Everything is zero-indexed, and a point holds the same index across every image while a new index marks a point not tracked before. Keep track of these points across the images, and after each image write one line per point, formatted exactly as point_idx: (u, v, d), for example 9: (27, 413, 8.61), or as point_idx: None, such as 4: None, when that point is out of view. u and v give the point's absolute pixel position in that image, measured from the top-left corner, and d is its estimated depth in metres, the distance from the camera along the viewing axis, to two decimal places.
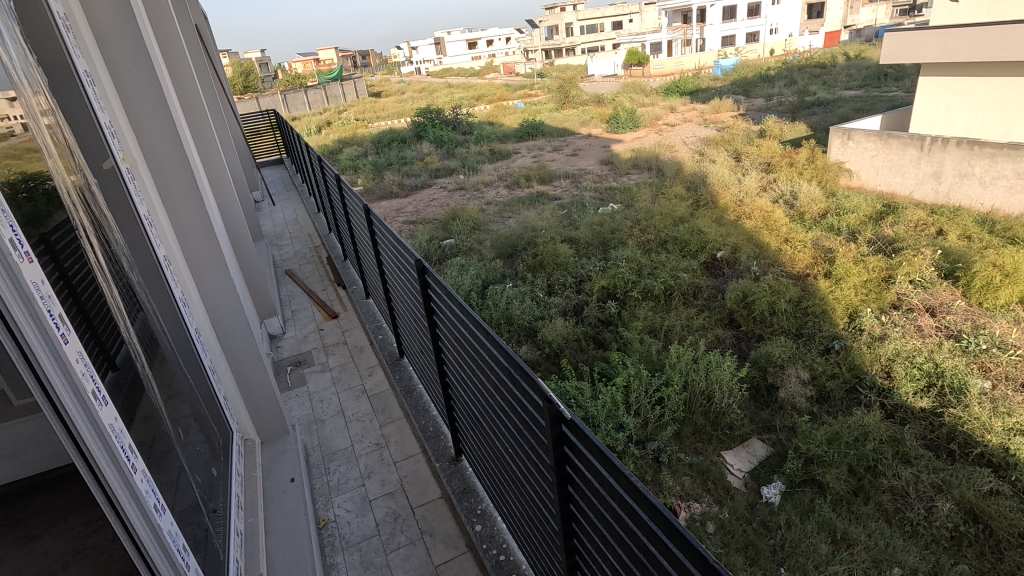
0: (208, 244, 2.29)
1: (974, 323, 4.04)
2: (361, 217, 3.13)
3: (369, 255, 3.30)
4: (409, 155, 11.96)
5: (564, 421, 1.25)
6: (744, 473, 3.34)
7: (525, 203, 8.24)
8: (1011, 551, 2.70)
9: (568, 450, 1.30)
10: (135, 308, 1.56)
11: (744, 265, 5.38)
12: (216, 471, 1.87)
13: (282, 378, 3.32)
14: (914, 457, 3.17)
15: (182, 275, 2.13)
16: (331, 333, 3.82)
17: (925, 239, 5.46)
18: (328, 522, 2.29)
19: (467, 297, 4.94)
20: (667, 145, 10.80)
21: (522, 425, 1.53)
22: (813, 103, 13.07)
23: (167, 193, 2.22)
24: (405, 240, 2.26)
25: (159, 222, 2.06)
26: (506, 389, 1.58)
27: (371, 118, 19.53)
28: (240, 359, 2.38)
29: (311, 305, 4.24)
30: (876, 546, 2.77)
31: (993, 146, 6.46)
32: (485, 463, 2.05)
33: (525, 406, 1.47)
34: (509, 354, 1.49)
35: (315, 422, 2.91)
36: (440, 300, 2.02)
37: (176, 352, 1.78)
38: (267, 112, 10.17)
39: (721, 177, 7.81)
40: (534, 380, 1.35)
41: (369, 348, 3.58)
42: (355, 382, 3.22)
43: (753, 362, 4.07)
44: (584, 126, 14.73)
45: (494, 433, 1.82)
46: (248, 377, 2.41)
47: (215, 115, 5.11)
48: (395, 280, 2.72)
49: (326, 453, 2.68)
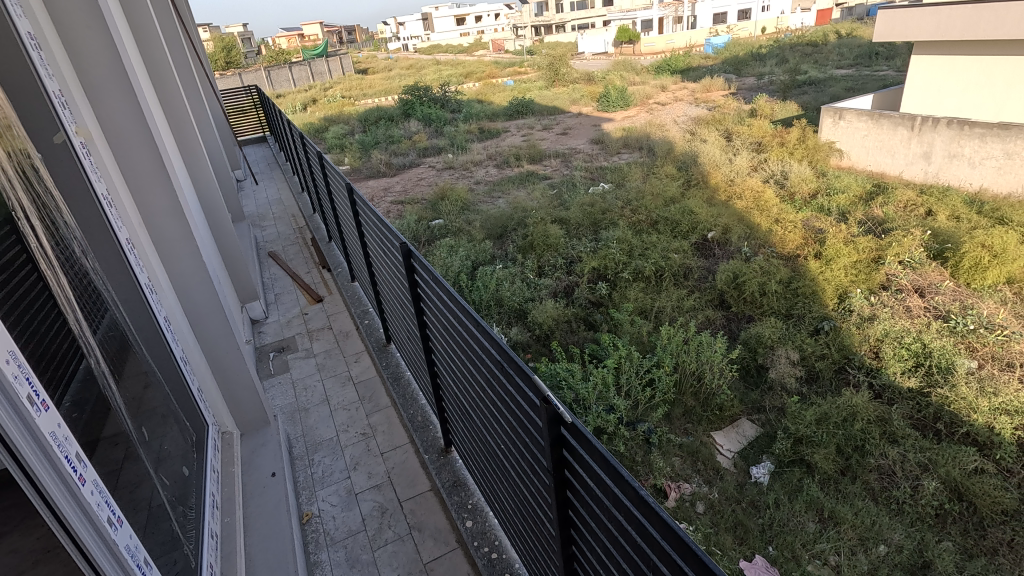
0: (180, 227, 2.20)
1: (963, 303, 4.05)
2: (344, 196, 3.04)
3: (353, 235, 3.23)
4: (397, 134, 11.76)
5: (563, 421, 1.21)
6: (734, 454, 3.36)
7: (515, 183, 8.15)
8: (993, 528, 2.76)
9: (566, 453, 1.26)
10: (99, 313, 1.49)
11: (735, 246, 5.36)
12: (189, 472, 1.80)
13: (265, 366, 3.25)
14: (901, 436, 3.20)
15: (149, 259, 2.04)
16: (316, 318, 3.75)
17: (915, 219, 5.47)
18: (313, 517, 2.26)
19: (457, 279, 4.90)
20: (658, 125, 10.70)
21: (517, 424, 1.49)
22: (805, 82, 13.01)
23: (130, 170, 2.11)
24: (390, 222, 2.18)
25: (122, 203, 1.96)
26: (500, 385, 1.53)
27: (358, 96, 19.14)
28: (214, 345, 2.33)
29: (294, 289, 4.17)
30: (863, 524, 2.82)
31: (983, 126, 6.46)
32: (476, 458, 2.03)
33: (519, 403, 1.43)
34: (502, 347, 1.45)
35: (299, 411, 2.86)
36: (426, 284, 1.97)
37: (142, 345, 1.71)
38: (250, 89, 9.92)
39: (712, 157, 7.76)
40: (530, 378, 1.30)
41: (355, 333, 3.53)
42: (341, 369, 3.18)
43: (744, 343, 4.06)
44: (575, 104, 14.55)
45: (485, 430, 1.79)
46: (223, 363, 2.36)
47: (189, 89, 4.95)
48: (380, 263, 2.66)
49: (310, 444, 2.64)
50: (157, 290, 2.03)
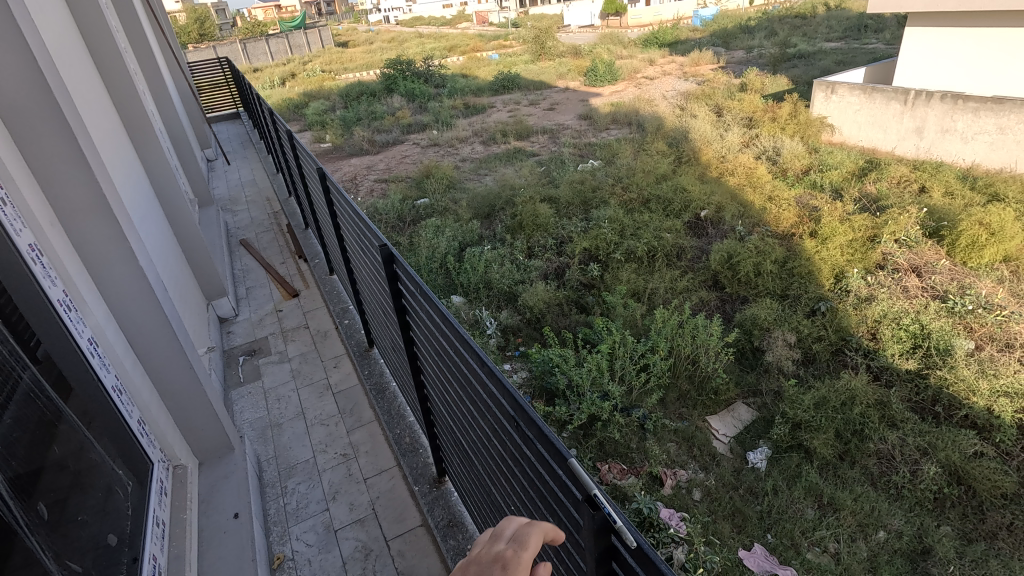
0: (106, 223, 1.67)
1: (960, 283, 3.99)
2: (317, 182, 2.85)
3: (328, 224, 3.06)
4: (380, 109, 11.41)
5: (616, 529, 0.89)
6: (730, 438, 3.29)
7: (502, 159, 7.94)
8: (993, 512, 2.72)
9: (616, 567, 0.94)
10: (9, 372, 1.21)
11: (728, 225, 5.25)
12: (118, 539, 1.43)
13: (235, 372, 3.08)
14: (900, 420, 3.14)
15: (66, 273, 1.54)
16: (291, 316, 3.57)
17: (909, 197, 5.40)
18: (284, 560, 2.06)
19: (444, 263, 4.72)
20: (647, 100, 10.50)
21: (544, 503, 1.21)
22: (794, 55, 12.84)
23: (35, 155, 1.52)
24: (370, 219, 2.01)
25: (20, 191, 1.43)
26: (517, 448, 1.28)
27: (338, 69, 18.55)
28: (160, 364, 1.91)
29: (268, 282, 3.97)
30: (862, 510, 2.76)
31: (977, 100, 6.37)
32: (483, 510, 1.82)
33: (545, 478, 1.15)
34: (521, 406, 1.16)
35: (272, 427, 2.69)
36: (411, 296, 1.80)
37: (48, 384, 1.35)
38: (223, 62, 9.49)
39: (703, 133, 7.60)
40: (565, 461, 1.00)
41: (334, 333, 3.37)
42: (318, 376, 3.02)
43: (739, 325, 3.97)
44: (562, 79, 14.24)
45: (495, 487, 1.57)
46: (170, 384, 1.97)
47: (145, 62, 4.59)
48: (359, 262, 2.49)
49: (283, 468, 2.46)
50: (79, 308, 1.56)
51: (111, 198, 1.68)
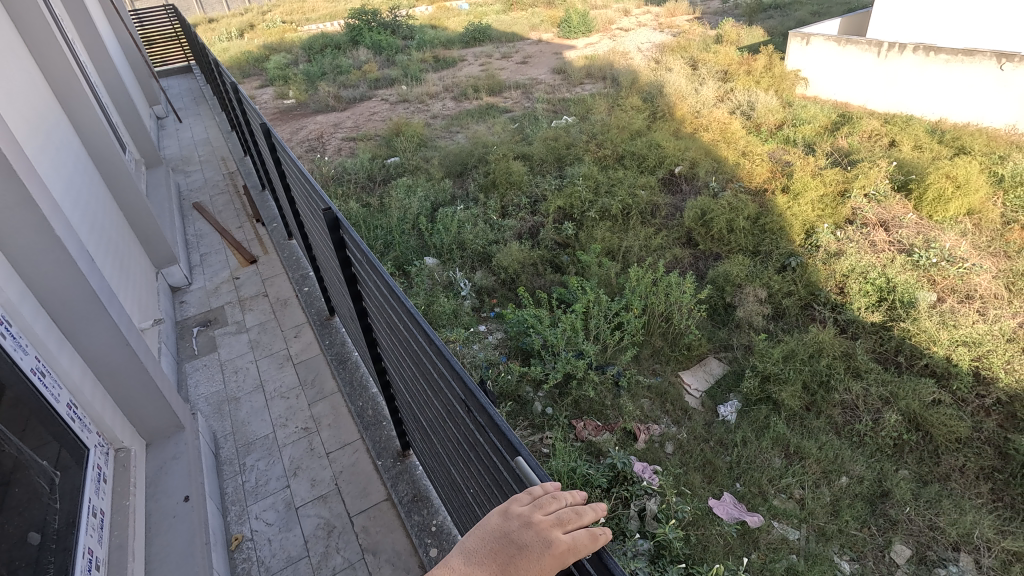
0: (13, 187, 1.51)
1: (926, 236, 4.07)
2: (264, 140, 2.69)
3: (279, 185, 2.92)
4: (346, 62, 10.91)
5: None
6: (701, 393, 3.35)
7: (474, 115, 7.71)
8: (947, 455, 2.85)
9: None
10: None
11: (702, 181, 5.23)
12: (40, 535, 1.36)
13: (189, 344, 2.99)
14: (865, 371, 3.24)
15: None
16: (247, 283, 3.45)
17: (879, 151, 5.44)
18: (243, 541, 2.05)
19: (415, 224, 4.60)
20: (622, 52, 10.24)
21: (500, 490, 1.20)
22: (770, 6, 12.63)
23: None
24: (316, 183, 1.91)
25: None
26: (471, 433, 1.26)
27: (301, 20, 17.53)
28: (91, 342, 1.79)
29: (224, 248, 3.82)
30: (827, 458, 2.86)
31: (948, 52, 6.37)
32: (444, 486, 1.83)
33: (499, 466, 1.13)
34: (474, 394, 1.14)
35: (229, 402, 2.63)
36: (363, 267, 1.73)
37: None
38: (172, 11, 8.89)
39: (679, 86, 7.47)
40: (520, 461, 0.98)
41: (295, 301, 3.27)
42: (278, 347, 2.94)
43: (712, 282, 3.99)
44: (535, 30, 13.78)
45: (454, 466, 1.57)
46: (105, 362, 1.85)
47: (74, 10, 4.24)
48: (312, 227, 2.38)
49: (242, 444, 2.42)
50: None
51: (15, 158, 1.52)
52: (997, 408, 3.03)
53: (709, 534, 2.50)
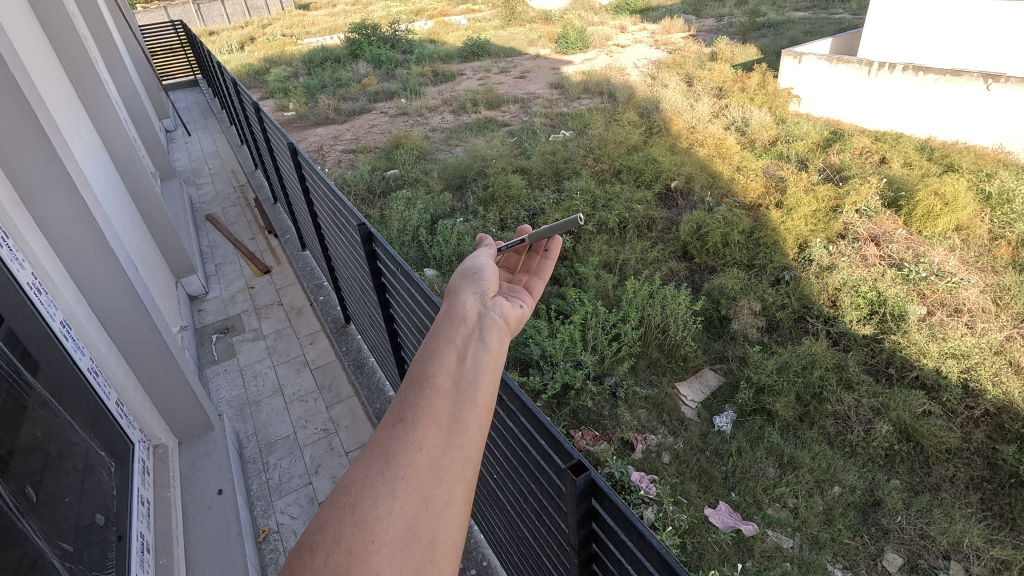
0: (73, 201, 1.62)
1: (916, 251, 4.17)
2: (287, 154, 2.77)
3: (299, 196, 2.99)
4: (345, 76, 11.03)
5: (597, 494, 0.94)
6: (697, 404, 3.40)
7: (473, 129, 7.82)
8: (938, 465, 2.91)
9: (597, 527, 1.00)
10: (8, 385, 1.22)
11: (698, 196, 5.32)
12: (104, 518, 1.40)
13: (208, 350, 3.04)
14: (856, 383, 3.31)
15: (34, 249, 1.49)
16: (263, 292, 3.51)
17: (870, 167, 5.56)
18: (270, 533, 2.10)
19: (416, 235, 4.66)
20: (618, 68, 10.40)
21: (527, 473, 1.26)
22: (763, 25, 12.87)
23: None
24: (345, 196, 1.99)
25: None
26: (500, 421, 1.32)
27: (301, 34, 17.70)
28: (134, 344, 1.88)
29: (237, 258, 3.88)
30: (819, 468, 2.92)
31: (936, 72, 6.53)
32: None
33: (528, 448, 1.19)
34: (506, 381, 1.20)
35: (250, 404, 2.68)
36: (390, 273, 1.80)
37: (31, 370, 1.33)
38: (177, 25, 9.00)
39: (674, 102, 7.60)
40: (550, 436, 1.04)
41: (309, 309, 3.33)
42: (295, 352, 2.99)
43: (707, 295, 4.07)
44: (532, 45, 13.98)
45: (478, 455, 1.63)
46: (145, 362, 1.93)
47: (93, 27, 4.35)
48: (334, 237, 2.46)
49: (263, 444, 2.47)
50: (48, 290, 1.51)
51: (75, 174, 1.62)
52: (986, 418, 3.11)
53: (706, 542, 2.55)
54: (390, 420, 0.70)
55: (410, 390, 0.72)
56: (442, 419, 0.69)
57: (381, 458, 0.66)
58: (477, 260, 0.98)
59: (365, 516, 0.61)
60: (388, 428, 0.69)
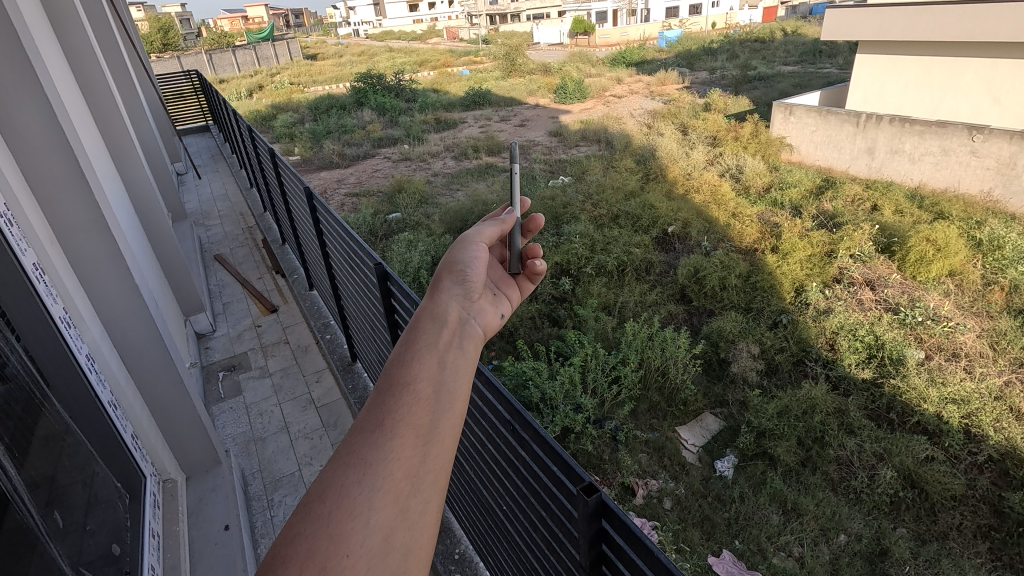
0: (105, 240, 1.72)
1: (911, 296, 4.23)
2: (302, 198, 2.84)
3: (311, 239, 3.04)
4: (350, 123, 11.37)
5: (608, 513, 0.95)
6: (699, 448, 3.37)
7: (474, 174, 8.01)
8: (944, 513, 2.87)
9: (607, 548, 0.99)
10: (30, 412, 1.23)
11: (694, 240, 5.42)
12: (120, 548, 1.37)
13: (214, 388, 3.02)
14: (858, 428, 3.28)
15: (70, 283, 1.57)
16: (270, 331, 3.53)
17: (863, 214, 5.69)
18: None
19: (417, 276, 4.72)
20: (615, 118, 10.74)
21: (538, 501, 1.26)
22: (754, 78, 13.41)
23: (37, 177, 1.58)
24: (359, 236, 2.03)
25: (24, 211, 1.43)
26: (511, 449, 1.32)
27: (308, 83, 18.30)
28: (150, 379, 1.89)
29: (245, 297, 3.92)
30: (824, 515, 2.86)
31: (922, 124, 6.76)
32: (470, 513, 1.87)
33: (539, 476, 1.19)
34: (516, 409, 1.21)
35: (255, 441, 2.66)
36: (402, 309, 1.82)
37: (56, 398, 1.36)
38: (191, 74, 9.32)
39: (670, 151, 7.82)
40: (561, 459, 1.05)
41: (315, 347, 3.34)
42: (299, 390, 2.98)
43: (706, 337, 4.09)
44: (532, 95, 14.49)
45: (485, 487, 1.62)
46: (159, 397, 1.93)
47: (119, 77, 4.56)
48: (345, 276, 2.51)
49: (267, 481, 2.44)
50: (79, 325, 1.54)
51: (108, 217, 1.73)
52: (990, 465, 3.07)
53: None
54: (367, 425, 0.66)
55: (387, 396, 0.68)
56: (421, 428, 0.66)
57: (357, 465, 0.62)
58: (465, 252, 0.89)
59: (341, 528, 0.58)
60: (365, 434, 0.65)
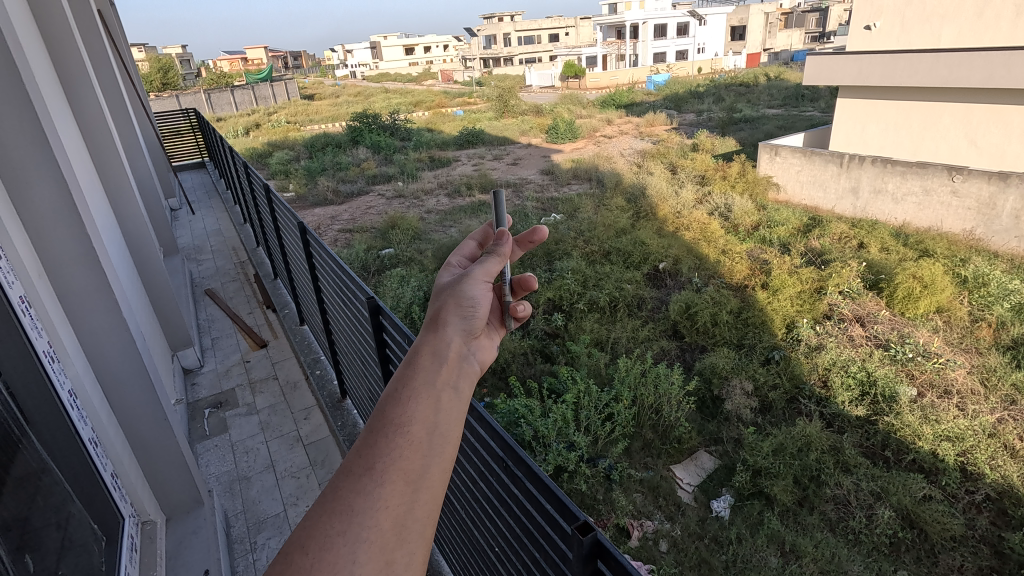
0: (93, 272, 1.70)
1: (901, 332, 4.25)
2: (296, 235, 2.84)
3: (303, 274, 3.04)
4: (345, 160, 11.52)
5: (602, 553, 0.92)
6: (694, 487, 3.30)
7: (467, 212, 8.08)
8: (944, 554, 2.80)
9: None
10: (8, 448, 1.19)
11: (686, 277, 5.46)
12: None
13: (200, 425, 2.95)
14: (853, 466, 3.24)
15: (56, 316, 1.55)
16: (259, 366, 3.48)
17: (850, 252, 5.76)
18: None
19: (408, 312, 4.69)
20: (606, 157, 10.95)
21: (531, 542, 1.21)
22: (740, 120, 13.82)
23: (32, 210, 1.58)
24: (352, 272, 2.03)
25: (12, 244, 1.42)
26: (504, 487, 1.29)
27: (304, 122, 18.62)
28: (130, 414, 1.85)
29: (235, 332, 3.87)
30: (823, 557, 2.77)
31: (904, 164, 6.94)
32: (461, 555, 1.81)
33: (533, 516, 1.16)
34: (510, 445, 1.19)
35: (239, 481, 2.58)
36: (396, 345, 1.80)
37: (36, 435, 1.31)
38: (189, 111, 9.48)
39: (660, 189, 7.96)
40: (556, 498, 1.02)
41: (304, 383, 3.29)
42: (287, 428, 2.92)
43: (699, 373, 4.07)
44: (524, 135, 14.81)
45: (477, 528, 1.57)
46: (141, 432, 1.88)
47: (118, 112, 4.61)
48: (337, 312, 2.49)
49: (251, 523, 2.36)
50: (61, 359, 1.51)
51: (99, 250, 1.73)
52: (988, 504, 3.03)
53: None
54: (357, 468, 0.63)
55: (378, 437, 0.66)
56: (410, 475, 0.64)
57: (343, 513, 0.60)
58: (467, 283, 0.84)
59: None
60: (353, 478, 0.63)
